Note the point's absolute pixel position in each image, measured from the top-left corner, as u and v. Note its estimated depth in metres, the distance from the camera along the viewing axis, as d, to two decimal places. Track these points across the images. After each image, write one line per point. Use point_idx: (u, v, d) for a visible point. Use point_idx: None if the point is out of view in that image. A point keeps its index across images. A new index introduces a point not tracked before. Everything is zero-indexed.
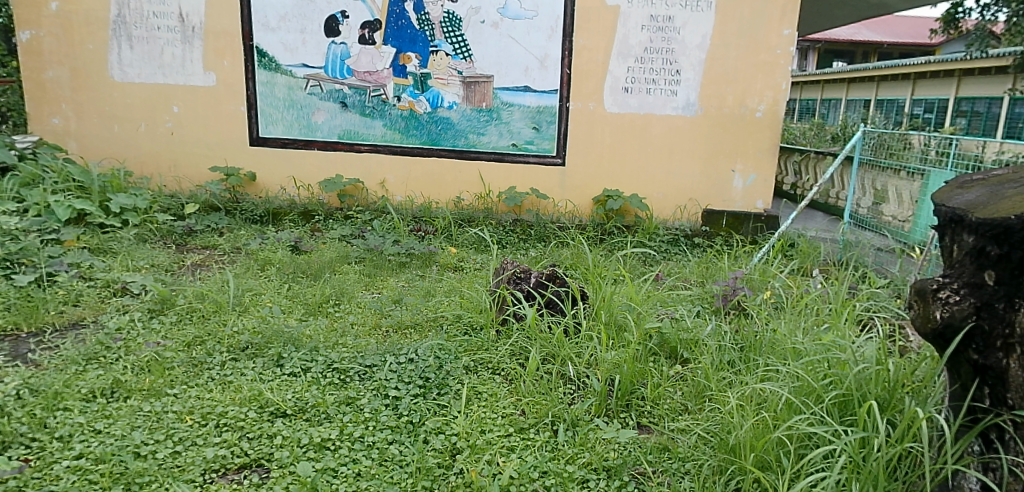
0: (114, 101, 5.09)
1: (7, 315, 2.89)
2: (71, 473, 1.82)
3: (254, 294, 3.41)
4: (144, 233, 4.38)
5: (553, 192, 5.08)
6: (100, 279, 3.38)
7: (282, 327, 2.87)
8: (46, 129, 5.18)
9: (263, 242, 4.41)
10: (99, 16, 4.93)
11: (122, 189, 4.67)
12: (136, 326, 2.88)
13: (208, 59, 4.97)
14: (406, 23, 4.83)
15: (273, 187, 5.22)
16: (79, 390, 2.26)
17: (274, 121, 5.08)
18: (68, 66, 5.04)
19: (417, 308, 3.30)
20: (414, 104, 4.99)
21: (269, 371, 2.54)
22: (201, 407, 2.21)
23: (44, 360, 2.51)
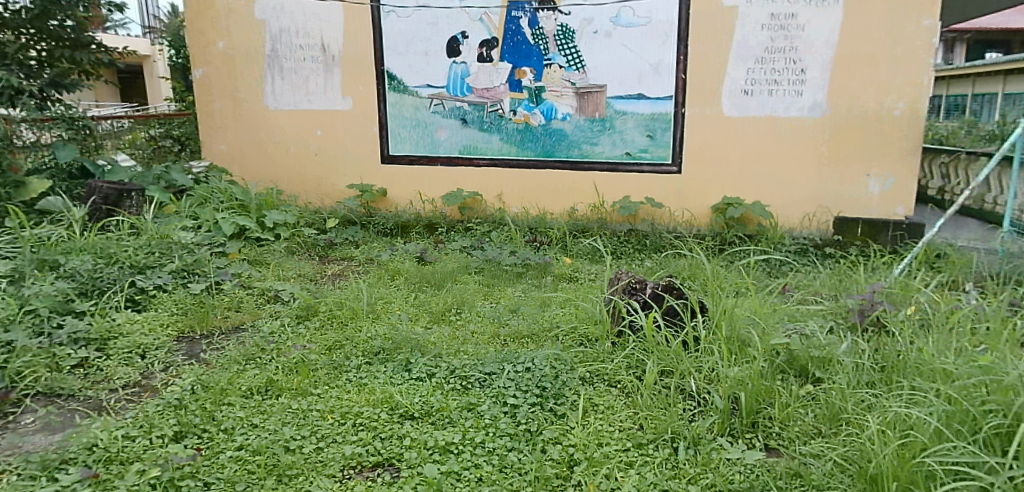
0: (268, 127, 5.62)
1: (183, 318, 3.29)
2: (234, 462, 2.04)
3: (385, 302, 3.64)
4: (290, 246, 4.80)
5: (669, 201, 4.99)
6: (257, 287, 3.75)
7: (410, 334, 3.04)
8: (214, 154, 5.81)
9: (392, 254, 4.68)
10: (255, 50, 5.46)
11: (274, 206, 5.17)
12: (286, 330, 3.18)
13: (346, 84, 5.37)
14: (522, 39, 4.94)
15: (401, 202, 5.53)
16: (241, 387, 2.52)
17: (399, 138, 5.39)
18: (231, 97, 5.62)
19: (534, 318, 3.37)
20: (530, 117, 5.09)
21: (399, 374, 2.71)
22: (341, 407, 2.40)
23: (213, 359, 2.83)
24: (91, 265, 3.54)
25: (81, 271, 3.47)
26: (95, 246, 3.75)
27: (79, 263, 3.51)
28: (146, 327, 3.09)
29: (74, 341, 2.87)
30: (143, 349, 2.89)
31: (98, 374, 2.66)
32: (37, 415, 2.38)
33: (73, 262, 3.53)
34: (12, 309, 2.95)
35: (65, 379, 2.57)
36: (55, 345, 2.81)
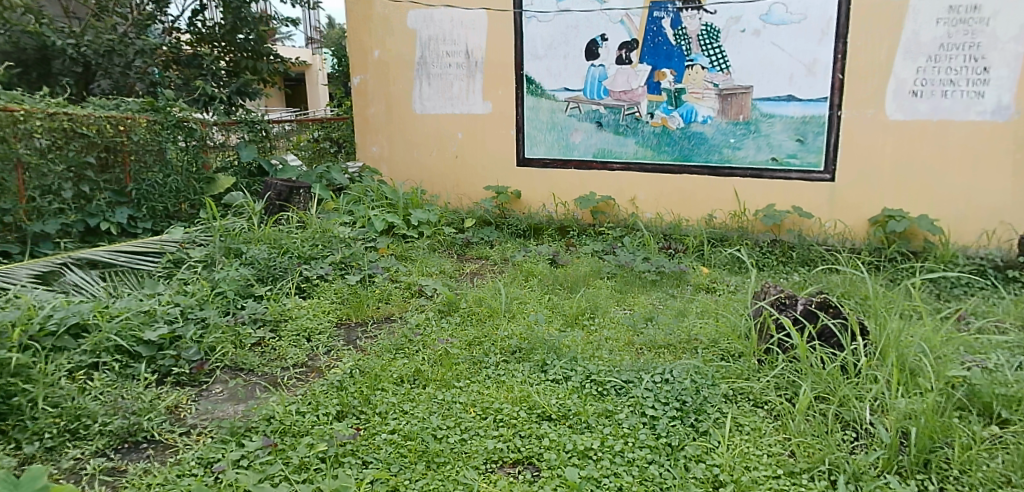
0: (415, 130, 5.94)
1: (340, 306, 3.57)
2: (388, 444, 2.18)
3: (520, 302, 3.72)
4: (433, 243, 5.03)
5: (819, 211, 4.66)
6: (404, 281, 3.99)
7: (546, 335, 3.09)
8: (367, 155, 6.24)
9: (526, 255, 4.76)
10: (406, 58, 5.81)
11: (419, 205, 5.46)
12: (431, 324, 3.35)
13: (488, 89, 5.55)
14: (663, 40, 4.83)
15: (535, 204, 5.62)
16: (392, 374, 2.70)
17: (535, 142, 5.47)
18: (384, 102, 6.01)
19: (671, 328, 3.28)
20: (667, 120, 4.97)
21: (535, 375, 2.75)
22: (482, 401, 2.48)
23: (368, 346, 3.05)
24: (267, 255, 3.94)
25: (259, 259, 3.88)
26: (271, 237, 4.18)
27: (257, 252, 3.93)
28: (311, 313, 3.39)
29: (253, 320, 3.23)
30: (309, 332, 3.18)
31: (273, 353, 2.97)
32: (225, 386, 2.70)
33: (252, 251, 3.96)
34: (205, 291, 3.36)
35: (246, 355, 2.89)
36: (239, 324, 3.17)
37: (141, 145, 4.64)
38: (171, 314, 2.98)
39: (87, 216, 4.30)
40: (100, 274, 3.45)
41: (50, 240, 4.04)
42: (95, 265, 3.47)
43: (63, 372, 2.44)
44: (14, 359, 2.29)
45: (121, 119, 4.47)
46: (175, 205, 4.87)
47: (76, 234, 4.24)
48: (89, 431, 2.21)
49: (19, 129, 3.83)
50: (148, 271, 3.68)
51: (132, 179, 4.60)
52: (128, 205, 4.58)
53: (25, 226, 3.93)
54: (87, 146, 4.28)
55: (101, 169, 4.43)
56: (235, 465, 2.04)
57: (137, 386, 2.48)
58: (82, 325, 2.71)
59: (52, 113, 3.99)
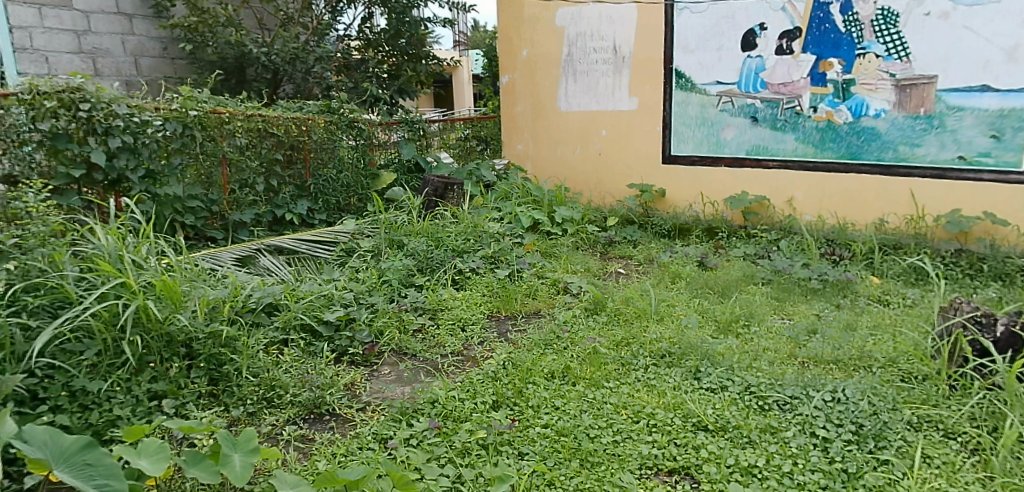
0: (560, 128, 5.95)
1: (491, 300, 3.68)
2: (542, 438, 2.23)
3: (669, 305, 3.60)
4: (577, 241, 5.02)
5: (1017, 217, 4.10)
6: (550, 277, 4.03)
7: (699, 341, 2.98)
8: (513, 153, 6.37)
9: (673, 256, 4.62)
10: (553, 56, 5.83)
11: (563, 203, 5.49)
12: (578, 321, 3.35)
13: (634, 85, 5.42)
14: (831, 27, 4.45)
15: (681, 204, 5.42)
16: (543, 369, 2.74)
17: (684, 138, 5.27)
18: (530, 101, 6.08)
19: (840, 342, 3.00)
20: (833, 114, 4.58)
21: (688, 381, 2.67)
22: (634, 405, 2.45)
23: (519, 340, 3.13)
24: (426, 247, 4.16)
25: (419, 251, 4.12)
26: (427, 231, 4.41)
27: (417, 244, 4.17)
28: (465, 304, 3.54)
29: (414, 308, 3.44)
30: (463, 323, 3.32)
31: (432, 340, 3.14)
32: (391, 367, 2.90)
33: (412, 243, 4.21)
34: (374, 279, 3.63)
35: (409, 341, 3.09)
36: (403, 311, 3.40)
37: (319, 144, 5.12)
38: (347, 298, 3.29)
39: (274, 207, 4.78)
40: (285, 260, 3.86)
41: (246, 227, 4.57)
42: (281, 252, 3.89)
43: (261, 346, 2.74)
44: (223, 332, 2.63)
45: (303, 120, 4.94)
46: (345, 199, 5.33)
47: (266, 223, 4.74)
48: (282, 400, 2.48)
49: (224, 130, 4.36)
50: (325, 259, 4.04)
51: (311, 175, 5.08)
52: (308, 198, 5.05)
53: (227, 215, 4.47)
54: (276, 145, 4.78)
55: (288, 165, 4.94)
56: (405, 443, 2.20)
57: (320, 362, 2.74)
58: (274, 304, 3.06)
59: (249, 115, 4.51)
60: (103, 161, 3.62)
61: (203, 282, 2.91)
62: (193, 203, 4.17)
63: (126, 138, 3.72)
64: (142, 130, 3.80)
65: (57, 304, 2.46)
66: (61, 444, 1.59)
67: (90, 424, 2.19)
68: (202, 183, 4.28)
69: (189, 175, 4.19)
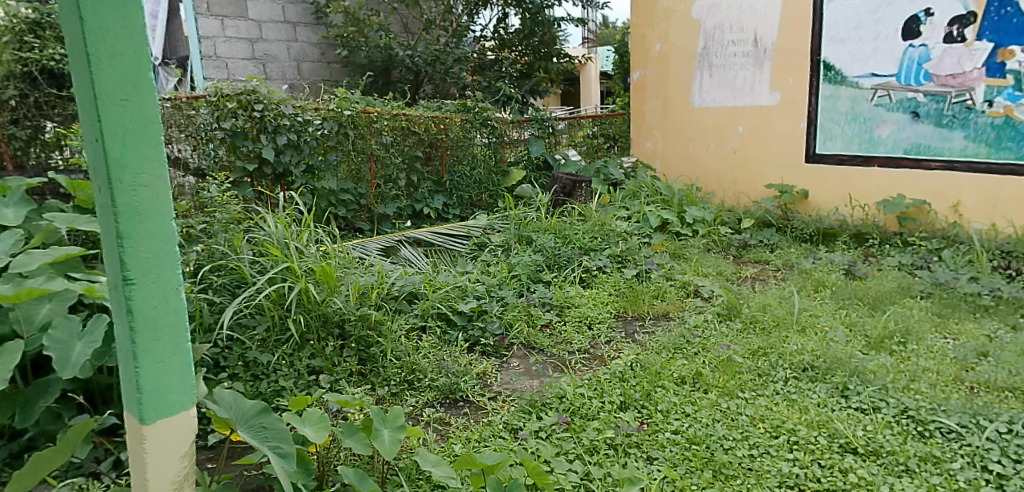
0: (693, 124, 5.75)
1: (618, 299, 3.66)
2: (672, 444, 2.19)
3: (811, 315, 3.37)
4: (708, 243, 4.84)
5: None
6: (679, 280, 3.93)
7: (847, 356, 2.78)
8: (642, 151, 6.25)
9: (816, 262, 4.33)
10: (688, 50, 5.64)
11: (694, 202, 5.32)
12: (711, 327, 3.23)
13: (776, 78, 5.12)
14: (1014, 11, 3.98)
15: (826, 206, 5.05)
16: (672, 373, 2.69)
17: (831, 135, 4.92)
18: (662, 96, 5.93)
19: (1017, 369, 2.67)
20: (1013, 109, 4.10)
21: (835, 399, 2.50)
22: (772, 418, 2.34)
23: (647, 342, 3.08)
24: (553, 244, 4.21)
25: (547, 247, 4.17)
26: (555, 228, 4.46)
27: (545, 241, 4.23)
28: (592, 303, 3.54)
29: (542, 303, 3.50)
30: (590, 321, 3.33)
31: (560, 336, 3.18)
32: (520, 360, 2.98)
33: (541, 239, 4.26)
34: (504, 273, 3.73)
35: (538, 335, 3.15)
36: (531, 305, 3.47)
37: (456, 141, 5.33)
38: (479, 291, 3.41)
39: (414, 202, 5.06)
40: (423, 251, 4.07)
41: (388, 220, 4.87)
42: (420, 244, 4.11)
43: (403, 331, 2.93)
44: (371, 315, 2.85)
45: (442, 118, 5.18)
46: (477, 195, 5.51)
47: (405, 216, 5.03)
48: (421, 384, 2.64)
49: (372, 128, 4.67)
50: (459, 252, 4.20)
51: (447, 171, 5.30)
52: (443, 194, 5.29)
53: (373, 208, 4.78)
54: (417, 142, 5.05)
55: (426, 161, 5.20)
56: (535, 435, 2.26)
57: (455, 350, 2.88)
58: (414, 293, 3.25)
59: (395, 115, 4.80)
60: (272, 157, 4.02)
61: (354, 268, 3.15)
62: (344, 196, 4.52)
63: (291, 135, 4.10)
64: (304, 129, 4.18)
65: (235, 284, 2.82)
66: (242, 407, 1.81)
67: (260, 392, 2.47)
68: (352, 178, 4.61)
69: (342, 170, 4.53)
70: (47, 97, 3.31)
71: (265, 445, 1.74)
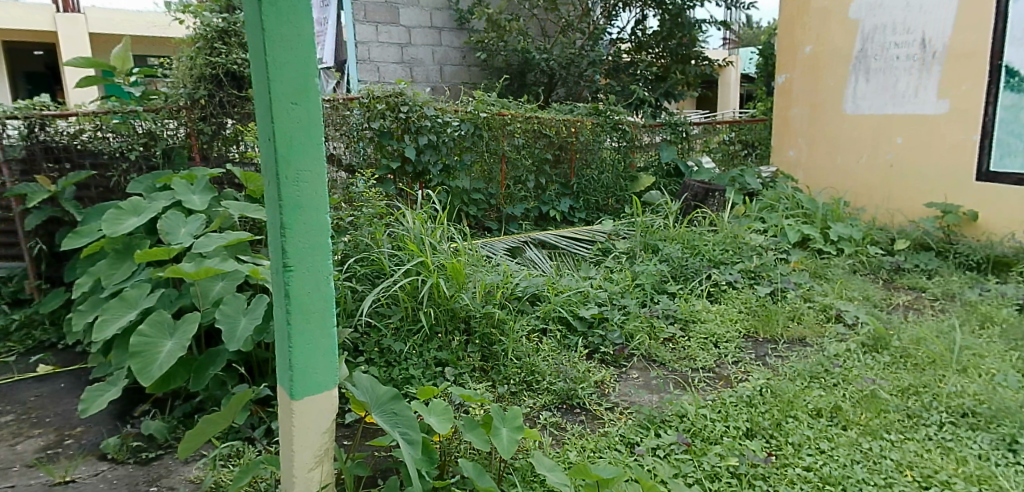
0: (843, 133, 5.33)
1: (749, 318, 3.47)
2: (802, 482, 2.06)
3: (976, 355, 3.00)
4: (855, 264, 4.47)
5: None
6: (819, 302, 3.66)
7: (1019, 406, 2.45)
8: (784, 160, 5.91)
9: (984, 294, 3.86)
10: (843, 52, 5.23)
11: (840, 218, 4.94)
12: (854, 357, 2.98)
13: (945, 85, 4.61)
14: None
15: (998, 231, 4.50)
16: (807, 404, 2.51)
17: (1010, 152, 4.36)
18: (809, 102, 5.56)
19: None
20: None
21: (1001, 453, 2.22)
22: (922, 466, 2.13)
23: (780, 366, 2.90)
24: (681, 254, 4.08)
25: (674, 257, 4.04)
26: (684, 238, 4.32)
27: (673, 250, 4.10)
28: (720, 319, 3.39)
29: (666, 316, 3.40)
30: (716, 339, 3.19)
31: (684, 351, 3.08)
32: (640, 372, 2.92)
33: (668, 249, 4.14)
34: (628, 281, 3.66)
35: (660, 348, 3.07)
36: (654, 317, 3.39)
37: (585, 145, 5.32)
38: (602, 297, 3.39)
39: (541, 204, 5.12)
40: (547, 254, 4.10)
41: (515, 220, 4.96)
42: (544, 246, 4.15)
43: (525, 332, 2.97)
44: (495, 314, 2.92)
45: (573, 122, 5.21)
46: (604, 199, 5.46)
47: (532, 218, 5.09)
48: (540, 386, 2.67)
49: (505, 131, 4.79)
50: (583, 256, 4.19)
51: (575, 175, 5.31)
52: (570, 197, 5.29)
53: (502, 209, 4.88)
54: (547, 145, 5.11)
55: (555, 164, 5.24)
56: (652, 453, 2.21)
57: (574, 356, 2.88)
58: (536, 295, 3.29)
59: (527, 117, 4.90)
60: (413, 156, 4.24)
61: (481, 267, 3.25)
62: (476, 195, 4.67)
63: (431, 136, 4.31)
64: (443, 130, 4.37)
65: (375, 275, 3.02)
66: (376, 392, 1.93)
67: (392, 378, 2.63)
68: (484, 178, 4.75)
69: (475, 170, 4.68)
70: (230, 97, 3.68)
71: (395, 430, 1.84)
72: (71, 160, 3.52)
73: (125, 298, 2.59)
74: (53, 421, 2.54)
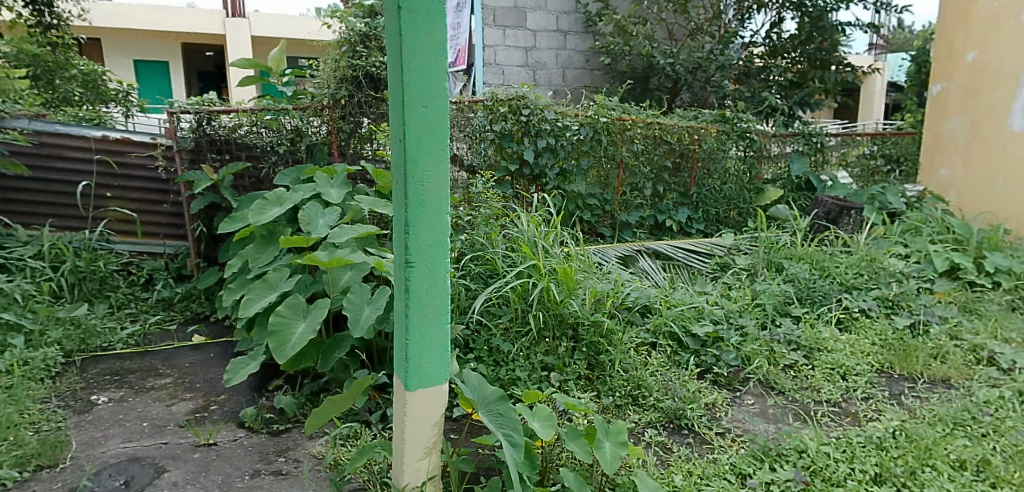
0: (1007, 154, 4.71)
1: (884, 351, 3.18)
2: None
3: None
4: (1014, 299, 3.98)
5: None
6: (968, 341, 3.30)
7: None
8: (933, 180, 5.38)
9: None
10: (1012, 62, 4.61)
11: (999, 248, 4.43)
12: (1008, 406, 2.66)
13: None
14: None
15: None
16: (949, 453, 2.27)
17: None
18: (969, 115, 4.98)
19: None
20: None
21: None
22: None
23: (918, 408, 2.65)
24: (808, 276, 3.81)
25: (800, 278, 3.80)
26: (812, 258, 4.05)
27: (799, 271, 3.85)
28: (850, 350, 3.13)
29: (788, 341, 3.20)
30: (844, 371, 2.96)
31: (806, 381, 2.89)
32: (755, 399, 2.78)
33: (794, 268, 3.89)
34: (747, 300, 3.49)
35: (778, 375, 2.90)
36: (774, 340, 3.20)
37: (709, 153, 5.12)
38: (717, 315, 3.25)
39: (657, 212, 5.00)
40: (661, 265, 4.00)
41: (630, 228, 4.88)
42: (659, 256, 4.05)
43: (633, 344, 2.91)
44: (604, 323, 2.89)
45: (697, 129, 5.03)
46: (726, 211, 5.23)
47: (648, 226, 4.98)
48: (647, 402, 2.61)
49: (625, 136, 4.72)
50: (699, 270, 4.04)
51: (696, 184, 5.13)
52: (689, 207, 5.12)
53: (616, 215, 4.81)
54: (668, 152, 4.98)
55: (675, 172, 5.09)
56: (765, 487, 2.10)
57: (683, 374, 2.79)
58: (647, 306, 3.21)
59: (649, 123, 4.79)
60: (531, 159, 4.29)
61: (592, 273, 3.22)
62: (591, 200, 4.64)
63: (550, 139, 4.34)
64: (562, 134, 4.38)
65: (488, 275, 3.08)
66: (484, 391, 1.97)
67: (498, 377, 2.68)
68: (600, 184, 4.71)
69: (591, 175, 4.66)
70: (367, 97, 3.91)
71: (499, 431, 1.87)
72: (230, 152, 3.89)
73: (268, 280, 2.83)
74: (202, 387, 2.82)
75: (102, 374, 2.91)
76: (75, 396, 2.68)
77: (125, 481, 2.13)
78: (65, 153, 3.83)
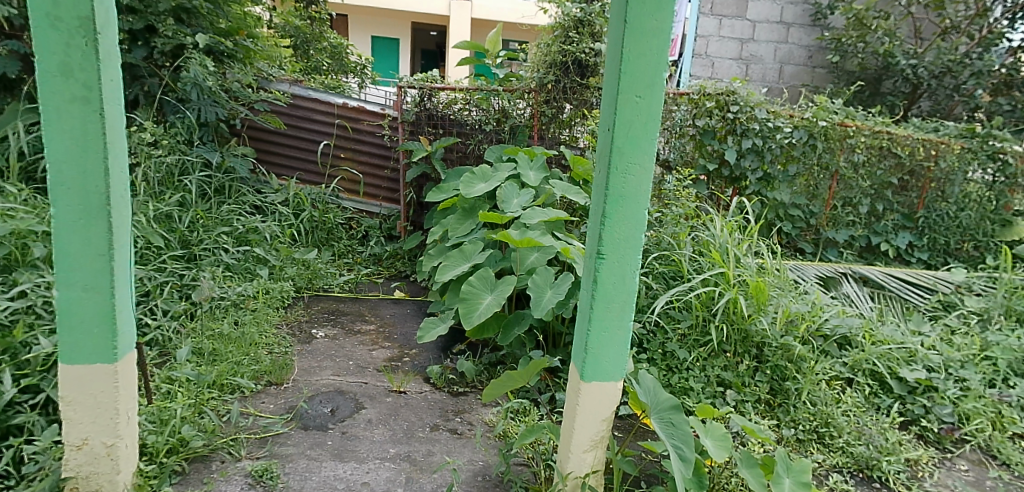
0: None
1: None
2: None
3: None
4: None
5: None
6: None
7: None
8: None
9: None
10: None
11: None
12: None
13: None
14: None
15: None
16: None
17: None
18: None
19: None
20: None
21: None
22: None
23: None
24: None
25: None
26: None
27: None
28: None
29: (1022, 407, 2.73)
30: None
31: None
32: (972, 467, 2.46)
33: None
34: (975, 351, 3.00)
35: (1005, 442, 2.53)
36: (1004, 403, 2.75)
37: (946, 173, 4.45)
38: (933, 362, 2.84)
39: (872, 233, 4.48)
40: (869, 293, 3.58)
41: (836, 247, 4.44)
42: (867, 283, 3.63)
43: (825, 376, 2.67)
44: (794, 348, 2.69)
45: (936, 143, 4.38)
46: (958, 242, 4.54)
47: (857, 248, 4.49)
48: (834, 442, 2.41)
49: (845, 144, 4.27)
50: (915, 305, 3.55)
51: (924, 206, 4.50)
52: (913, 231, 4.52)
53: (822, 231, 4.41)
54: (895, 168, 4.42)
55: (901, 190, 4.50)
56: None
57: (883, 421, 2.51)
58: (847, 338, 2.90)
59: (877, 131, 4.26)
60: (732, 160, 4.08)
61: (788, 291, 2.99)
62: (795, 211, 4.30)
63: (757, 140, 4.07)
64: (771, 135, 4.09)
65: (672, 275, 3.01)
66: (659, 396, 1.93)
67: (669, 384, 2.62)
68: (807, 194, 4.33)
69: (798, 184, 4.30)
70: (573, 83, 3.96)
71: (669, 440, 1.83)
72: (444, 127, 4.19)
73: (463, 250, 3.01)
74: (398, 339, 3.11)
75: (321, 311, 3.34)
76: (300, 328, 3.10)
77: (331, 409, 2.43)
78: (314, 116, 4.35)
